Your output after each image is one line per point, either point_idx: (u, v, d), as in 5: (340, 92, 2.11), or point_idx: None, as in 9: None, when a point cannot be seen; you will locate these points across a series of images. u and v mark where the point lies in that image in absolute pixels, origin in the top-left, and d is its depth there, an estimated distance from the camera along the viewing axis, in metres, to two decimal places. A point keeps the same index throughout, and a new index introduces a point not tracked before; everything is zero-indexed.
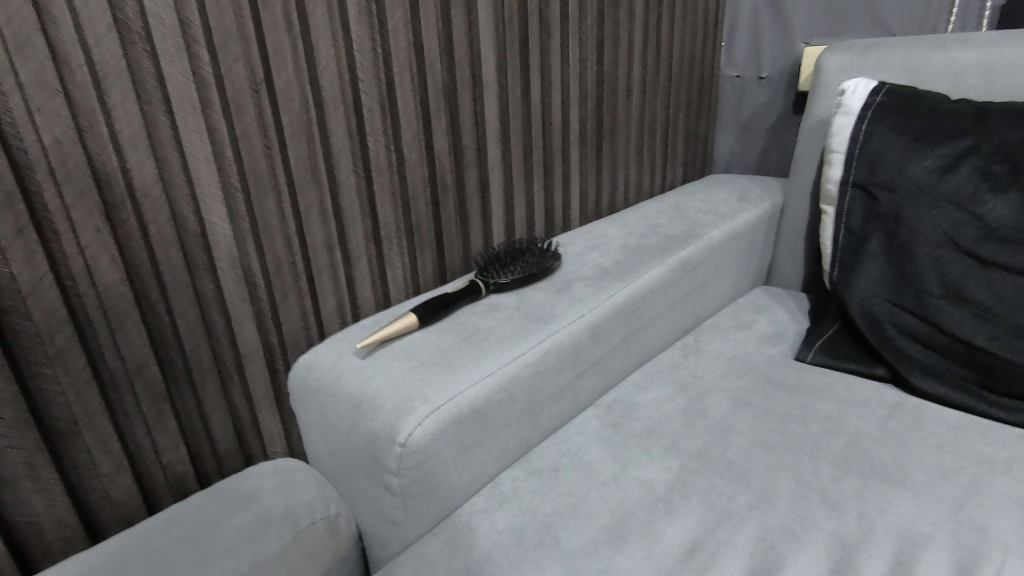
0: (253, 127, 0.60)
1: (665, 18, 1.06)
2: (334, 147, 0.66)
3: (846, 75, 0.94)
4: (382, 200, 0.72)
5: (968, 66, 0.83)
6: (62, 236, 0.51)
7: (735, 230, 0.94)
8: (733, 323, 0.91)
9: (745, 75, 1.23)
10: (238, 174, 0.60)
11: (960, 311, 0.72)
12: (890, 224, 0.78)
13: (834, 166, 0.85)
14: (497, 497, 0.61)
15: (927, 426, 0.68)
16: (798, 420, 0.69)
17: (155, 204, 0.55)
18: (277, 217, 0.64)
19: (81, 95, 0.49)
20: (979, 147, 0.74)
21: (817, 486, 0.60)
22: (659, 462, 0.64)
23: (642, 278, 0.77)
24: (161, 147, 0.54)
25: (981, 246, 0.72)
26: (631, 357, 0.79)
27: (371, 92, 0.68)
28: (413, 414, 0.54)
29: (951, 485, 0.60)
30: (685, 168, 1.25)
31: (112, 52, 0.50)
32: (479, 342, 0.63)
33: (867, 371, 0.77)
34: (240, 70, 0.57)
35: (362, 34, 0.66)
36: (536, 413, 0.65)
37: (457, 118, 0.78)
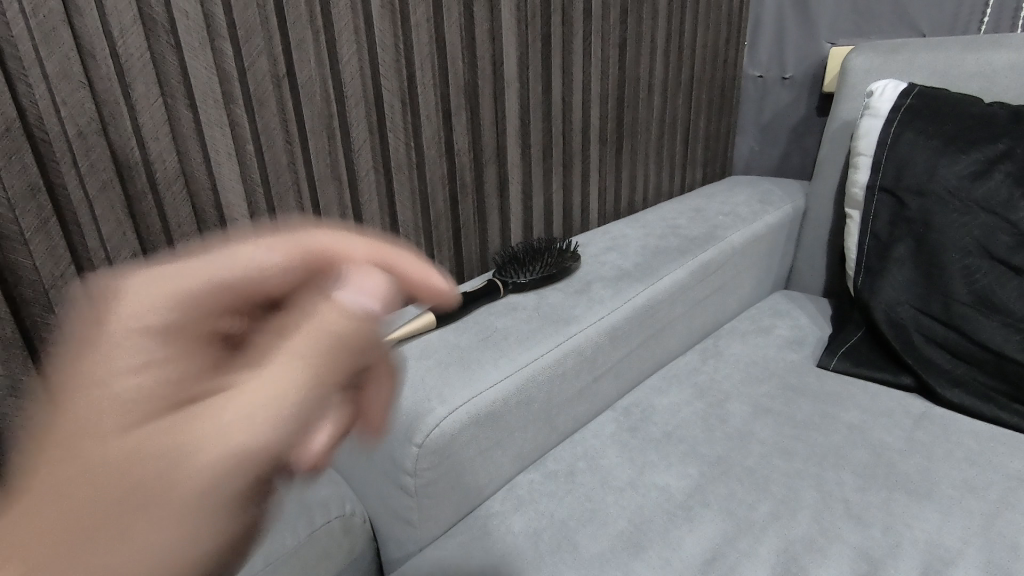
0: (275, 122, 0.59)
1: (688, 16, 1.05)
2: (354, 143, 0.66)
3: (874, 76, 0.92)
4: (402, 197, 0.72)
5: (1002, 68, 0.81)
6: (85, 229, 0.51)
7: (756, 233, 0.92)
8: (754, 327, 0.90)
9: (768, 76, 1.21)
10: (259, 169, 0.60)
11: (990, 321, 0.70)
12: (918, 229, 0.76)
13: (860, 169, 0.83)
14: (513, 499, 0.60)
15: (955, 438, 0.66)
16: (820, 429, 0.68)
17: (176, 198, 0.55)
18: (296, 212, 0.63)
19: (105, 87, 0.49)
20: (1013, 151, 0.71)
21: (841, 497, 0.59)
22: (678, 468, 0.63)
23: (662, 280, 0.76)
24: (184, 141, 0.54)
25: (1013, 254, 0.70)
26: (650, 360, 0.77)
27: (393, 87, 0.67)
28: (428, 415, 0.53)
29: (980, 500, 0.58)
30: (704, 169, 1.23)
31: (137, 45, 0.50)
32: (496, 342, 0.63)
33: (892, 380, 0.75)
34: (263, 64, 0.57)
35: (385, 29, 0.65)
36: (554, 415, 0.65)
37: (478, 115, 0.77)
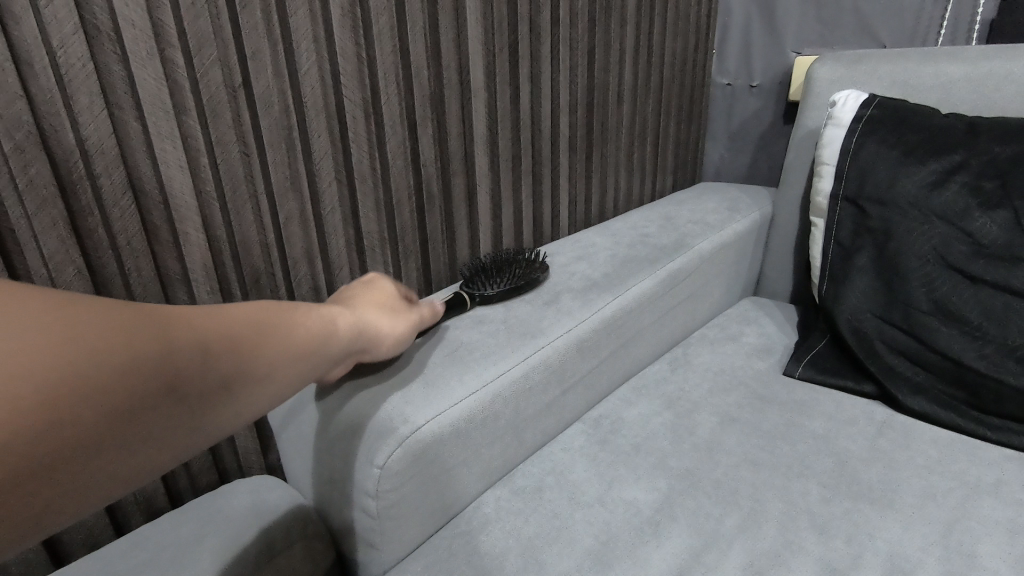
0: (230, 134, 0.57)
1: (656, 25, 1.05)
2: (316, 154, 0.64)
3: (837, 86, 0.93)
4: (366, 209, 0.71)
5: (959, 79, 0.83)
6: (24, 247, 0.49)
7: (725, 240, 0.93)
8: (722, 335, 0.90)
9: (736, 84, 1.22)
10: (214, 182, 0.58)
11: (949, 328, 0.72)
12: (880, 238, 0.78)
13: (824, 178, 0.85)
14: (479, 518, 0.60)
15: (916, 446, 0.67)
16: (786, 438, 0.68)
17: (124, 213, 0.53)
18: (255, 226, 0.62)
19: (45, 99, 0.47)
20: (969, 162, 0.73)
21: (806, 508, 0.59)
22: (646, 482, 0.63)
23: (631, 290, 0.76)
24: (132, 154, 0.52)
25: (969, 263, 0.71)
26: (620, 370, 0.77)
27: (355, 98, 0.66)
28: (391, 435, 0.52)
29: (940, 508, 0.59)
30: (674, 176, 1.24)
31: (79, 55, 0.48)
32: (462, 356, 0.61)
33: (855, 388, 0.76)
34: (217, 75, 0.55)
35: (347, 39, 0.63)
36: (521, 430, 0.64)
37: (444, 124, 0.76)
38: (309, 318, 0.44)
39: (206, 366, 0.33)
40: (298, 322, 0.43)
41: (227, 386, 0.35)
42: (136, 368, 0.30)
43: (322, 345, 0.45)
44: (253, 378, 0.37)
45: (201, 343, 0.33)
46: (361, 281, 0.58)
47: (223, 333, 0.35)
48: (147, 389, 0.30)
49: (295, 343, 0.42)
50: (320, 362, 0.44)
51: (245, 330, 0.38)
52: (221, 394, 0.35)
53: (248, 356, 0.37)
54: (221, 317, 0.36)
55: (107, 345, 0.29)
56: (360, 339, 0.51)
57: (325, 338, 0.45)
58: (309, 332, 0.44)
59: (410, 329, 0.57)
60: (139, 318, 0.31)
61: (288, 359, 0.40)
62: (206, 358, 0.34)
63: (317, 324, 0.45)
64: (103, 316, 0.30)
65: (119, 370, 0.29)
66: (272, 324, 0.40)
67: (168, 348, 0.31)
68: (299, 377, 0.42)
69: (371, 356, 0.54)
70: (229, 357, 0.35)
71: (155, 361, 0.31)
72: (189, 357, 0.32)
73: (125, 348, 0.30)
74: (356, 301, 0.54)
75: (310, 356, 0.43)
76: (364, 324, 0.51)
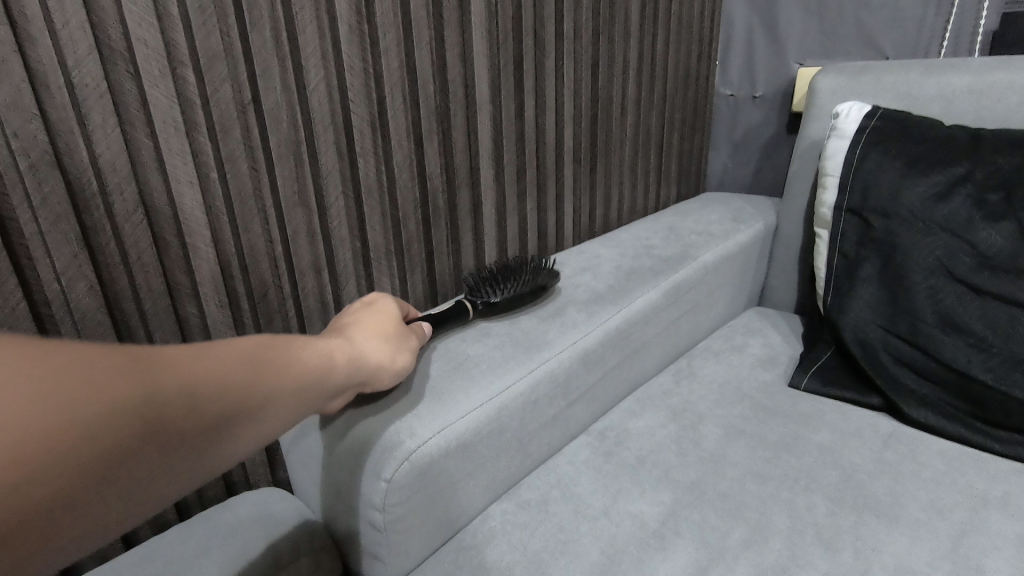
0: (239, 150, 0.58)
1: (659, 38, 1.06)
2: (323, 169, 0.65)
3: (839, 98, 0.94)
4: (373, 222, 0.71)
5: (962, 91, 0.83)
6: (37, 263, 0.49)
7: (729, 251, 0.93)
8: (727, 346, 0.90)
9: (739, 94, 1.23)
10: (223, 197, 0.58)
11: (954, 340, 0.72)
12: (884, 250, 0.78)
13: (828, 190, 0.85)
14: (485, 531, 0.60)
15: (922, 459, 0.67)
16: (792, 451, 0.68)
17: (136, 229, 0.53)
18: (263, 239, 0.62)
19: (60, 118, 0.48)
20: (974, 173, 0.73)
21: (812, 521, 0.59)
22: (651, 495, 0.63)
23: (636, 302, 0.76)
24: (144, 171, 0.53)
25: (975, 275, 0.71)
26: (624, 382, 0.77)
27: (362, 113, 0.67)
28: (398, 449, 0.52)
29: (947, 522, 0.59)
30: (678, 186, 1.25)
31: (93, 74, 0.48)
32: (468, 370, 0.62)
33: (861, 400, 0.76)
34: (227, 92, 0.56)
35: (354, 55, 0.64)
36: (527, 443, 0.64)
37: (450, 138, 0.77)
38: (306, 351, 0.45)
39: (210, 400, 0.35)
40: (294, 356, 0.43)
41: (219, 425, 0.36)
42: (124, 411, 0.31)
43: (319, 378, 0.45)
44: (247, 416, 0.38)
45: (191, 383, 0.34)
46: (362, 305, 0.59)
47: (217, 372, 0.36)
48: (166, 418, 0.32)
49: (292, 379, 0.42)
50: (316, 396, 0.45)
51: (240, 367, 0.38)
52: (212, 434, 0.35)
53: (241, 393, 0.37)
54: (214, 355, 0.37)
55: (96, 388, 0.30)
56: (358, 372, 0.51)
57: (323, 371, 0.46)
58: (305, 366, 0.44)
59: (407, 356, 0.57)
60: (129, 361, 0.32)
61: (284, 395, 0.41)
62: (195, 399, 0.34)
63: (314, 359, 0.45)
64: (96, 361, 0.31)
65: (108, 413, 0.30)
66: (268, 360, 0.41)
67: (156, 390, 0.32)
68: (295, 412, 0.42)
69: (372, 387, 0.54)
70: (221, 397, 0.36)
71: (145, 403, 0.31)
72: (178, 399, 0.33)
73: (115, 392, 0.30)
74: (354, 330, 0.54)
75: (306, 390, 0.43)
76: (362, 356, 0.52)
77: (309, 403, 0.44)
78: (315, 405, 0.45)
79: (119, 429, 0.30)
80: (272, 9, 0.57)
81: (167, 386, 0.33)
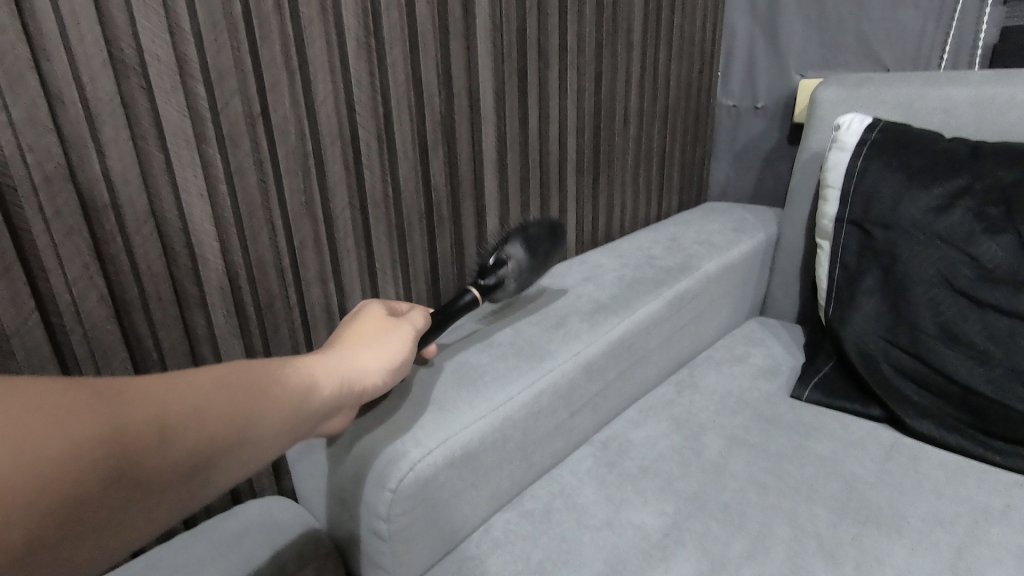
0: (248, 162, 0.59)
1: (662, 49, 1.07)
2: (330, 180, 0.66)
3: (840, 110, 0.94)
4: (378, 232, 0.72)
5: (962, 104, 0.84)
6: (50, 273, 0.50)
7: (731, 261, 0.94)
8: (729, 356, 0.91)
9: (741, 105, 1.24)
10: (232, 208, 0.59)
11: (955, 352, 0.72)
12: (885, 262, 0.78)
13: (830, 202, 0.86)
14: (490, 541, 0.60)
15: (923, 470, 0.67)
16: (794, 462, 0.69)
17: (146, 240, 0.54)
18: (270, 250, 0.63)
19: (74, 132, 0.49)
20: (974, 187, 0.74)
21: (814, 532, 0.59)
22: (654, 506, 0.63)
23: (638, 312, 0.77)
24: (154, 183, 0.54)
25: (975, 287, 0.71)
26: (627, 392, 0.78)
27: (369, 124, 0.68)
28: (403, 459, 0.53)
29: (949, 534, 0.59)
30: (680, 196, 1.25)
31: (107, 89, 0.49)
32: (472, 380, 0.62)
33: (862, 411, 0.77)
34: (237, 105, 0.57)
35: (361, 68, 0.65)
36: (531, 453, 0.64)
37: (455, 149, 0.78)
38: (288, 374, 0.46)
39: (178, 428, 0.37)
40: (275, 380, 0.45)
41: (194, 458, 0.38)
42: (97, 451, 0.33)
43: (304, 400, 0.46)
44: (224, 447, 0.40)
45: (160, 420, 0.37)
46: (360, 313, 0.59)
47: (188, 407, 0.38)
48: (137, 449, 0.35)
49: (273, 405, 0.44)
50: (303, 418, 0.46)
51: (215, 399, 0.40)
52: (188, 467, 0.38)
53: (217, 425, 0.40)
54: (187, 389, 0.39)
55: (68, 431, 0.32)
56: (351, 383, 0.51)
57: (308, 392, 0.47)
58: (287, 390, 0.46)
59: (403, 356, 0.56)
60: (100, 402, 0.35)
61: (262, 420, 0.43)
62: (165, 434, 0.37)
63: (298, 380, 0.47)
64: (68, 406, 0.33)
65: (82, 454, 0.32)
66: (245, 388, 0.43)
67: (123, 424, 0.35)
68: (279, 437, 0.44)
69: (371, 393, 0.54)
70: (194, 430, 0.38)
71: (114, 442, 0.34)
72: (146, 436, 0.36)
73: (83, 430, 0.33)
74: (343, 341, 0.54)
75: (290, 414, 0.45)
76: (352, 365, 0.52)
77: (296, 426, 0.46)
78: (304, 428, 0.47)
79: (93, 463, 0.33)
80: (281, 24, 0.58)
81: (136, 425, 0.35)
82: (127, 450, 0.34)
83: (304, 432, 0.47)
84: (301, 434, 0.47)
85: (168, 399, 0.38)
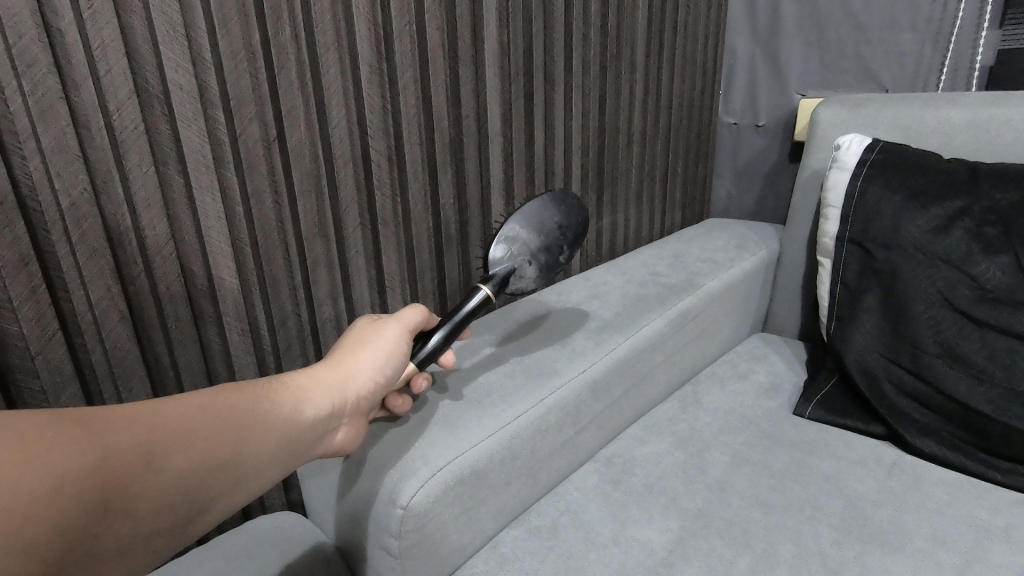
0: (265, 184, 0.61)
1: (664, 70, 1.09)
2: (342, 201, 0.67)
3: (840, 129, 0.96)
4: (388, 251, 0.74)
5: (960, 126, 0.85)
6: (73, 294, 0.52)
7: (734, 279, 0.95)
8: (732, 373, 0.92)
9: (742, 123, 1.26)
10: (248, 230, 0.61)
11: (955, 371, 0.73)
12: (885, 281, 0.80)
13: (830, 220, 0.87)
14: (497, 558, 0.61)
15: (925, 488, 0.68)
16: (797, 479, 0.69)
17: (165, 261, 0.56)
18: (284, 269, 0.65)
19: (99, 159, 0.50)
20: (971, 208, 0.75)
21: (817, 551, 0.60)
22: (659, 523, 0.64)
23: (642, 330, 0.78)
24: (174, 207, 0.55)
25: (974, 307, 0.73)
26: (631, 409, 0.79)
27: (380, 147, 0.69)
28: (414, 476, 0.54)
29: (951, 553, 0.60)
30: (682, 212, 1.27)
31: (132, 117, 0.51)
32: (481, 398, 0.63)
33: (864, 428, 0.77)
34: (254, 131, 0.59)
35: (374, 93, 0.67)
36: (537, 470, 0.65)
37: (463, 169, 0.80)
38: (273, 392, 0.49)
39: (160, 451, 0.40)
40: (261, 399, 0.48)
41: (182, 480, 0.41)
42: (81, 480, 0.36)
43: (291, 416, 0.49)
44: (211, 468, 0.43)
45: (144, 446, 0.39)
46: (360, 321, 0.60)
47: (172, 431, 0.41)
48: (121, 472, 0.38)
49: (259, 424, 0.47)
50: (292, 435, 0.49)
51: (197, 422, 0.43)
52: (176, 489, 0.41)
53: (204, 447, 0.43)
54: (171, 415, 0.42)
55: (52, 462, 0.34)
56: (340, 393, 0.52)
57: (295, 408, 0.50)
58: (273, 408, 0.48)
59: (398, 359, 0.56)
60: (85, 431, 0.37)
61: (245, 437, 0.46)
62: (150, 458, 0.39)
63: (284, 398, 0.49)
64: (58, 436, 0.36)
65: (66, 484, 0.35)
66: (229, 409, 0.45)
67: (108, 451, 0.37)
68: (267, 454, 0.47)
69: (369, 400, 0.55)
70: (180, 453, 0.41)
71: (99, 469, 0.37)
72: (130, 462, 0.38)
73: (70, 458, 0.35)
74: (334, 352, 0.55)
75: (278, 431, 0.48)
76: (342, 375, 0.53)
77: (285, 443, 0.49)
78: (296, 444, 0.50)
79: (80, 488, 0.35)
80: (298, 52, 0.60)
81: (118, 453, 0.38)
82: (110, 474, 0.37)
83: (297, 447, 0.50)
84: (293, 450, 0.49)
85: (152, 425, 0.40)
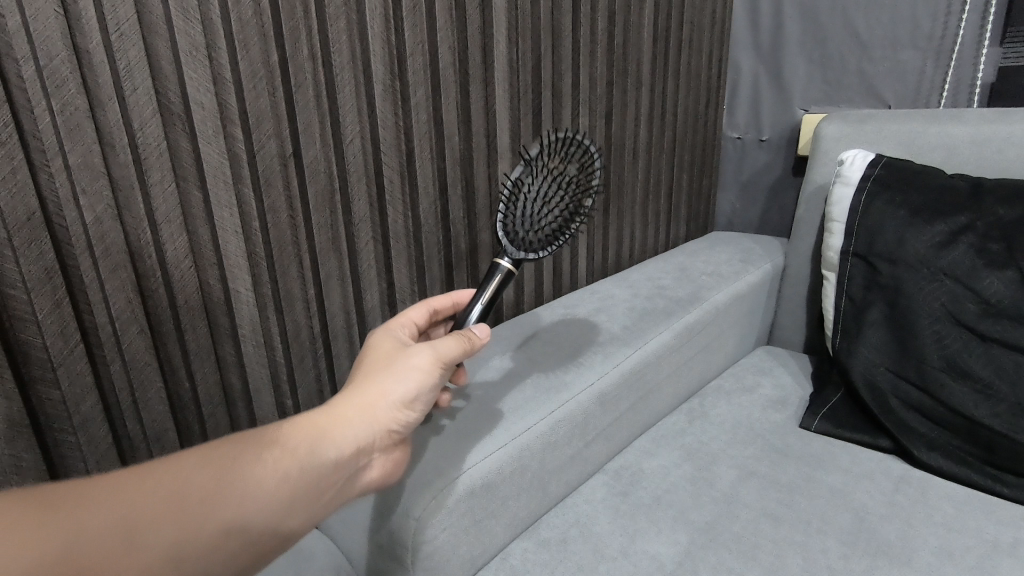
0: (281, 200, 0.62)
1: (669, 86, 1.11)
2: (356, 216, 0.69)
3: (843, 145, 0.98)
4: (399, 263, 0.75)
5: (962, 141, 0.87)
6: (94, 307, 0.53)
7: (738, 292, 0.96)
8: (738, 387, 0.92)
9: (746, 137, 1.27)
10: (263, 244, 0.62)
11: (961, 385, 0.74)
12: (891, 295, 0.80)
13: (835, 235, 0.88)
14: (507, 569, 0.61)
15: (933, 502, 0.69)
16: (804, 493, 0.70)
17: (184, 274, 0.57)
18: (298, 283, 0.66)
19: (122, 175, 0.52)
20: (975, 223, 0.76)
21: (826, 564, 0.60)
22: (668, 536, 0.64)
23: (649, 343, 0.78)
24: (193, 221, 0.57)
25: (980, 322, 0.73)
26: (638, 423, 0.80)
27: (393, 163, 0.71)
28: (428, 489, 0.55)
29: (958, 568, 0.60)
30: (687, 226, 1.28)
31: (155, 135, 0.53)
32: (491, 411, 0.64)
33: (871, 442, 0.78)
34: (271, 147, 0.60)
35: (387, 110, 0.69)
36: (546, 482, 0.66)
37: (472, 184, 0.81)
38: (289, 434, 0.46)
39: (148, 522, 0.37)
40: (274, 444, 0.45)
41: (176, 552, 0.38)
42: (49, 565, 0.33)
43: (311, 458, 0.46)
44: (215, 531, 0.40)
45: (130, 520, 0.37)
46: (378, 346, 0.56)
47: (168, 497, 0.38)
48: (100, 552, 0.35)
49: (274, 472, 0.43)
50: (314, 479, 0.46)
51: (195, 483, 0.40)
52: (174, 560, 0.38)
53: (204, 509, 0.39)
54: (167, 478, 0.39)
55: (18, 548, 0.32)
56: (360, 431, 0.49)
57: (314, 449, 0.46)
58: (287, 453, 0.45)
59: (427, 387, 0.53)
60: (59, 511, 0.35)
61: (254, 490, 0.42)
62: (136, 532, 0.36)
63: (302, 438, 0.46)
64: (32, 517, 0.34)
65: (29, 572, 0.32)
66: (233, 465, 0.42)
67: (85, 530, 0.35)
68: (285, 506, 0.44)
69: (401, 430, 0.52)
70: (173, 523, 0.38)
71: (69, 554, 0.34)
72: (117, 539, 0.36)
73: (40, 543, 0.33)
74: (353, 382, 0.52)
75: (296, 476, 0.44)
76: (365, 409, 0.50)
77: (307, 488, 0.45)
78: (320, 489, 0.46)
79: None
80: (315, 72, 0.62)
81: (96, 533, 0.35)
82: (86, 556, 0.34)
83: (320, 491, 0.46)
84: (316, 497, 0.46)
85: (141, 495, 0.38)
